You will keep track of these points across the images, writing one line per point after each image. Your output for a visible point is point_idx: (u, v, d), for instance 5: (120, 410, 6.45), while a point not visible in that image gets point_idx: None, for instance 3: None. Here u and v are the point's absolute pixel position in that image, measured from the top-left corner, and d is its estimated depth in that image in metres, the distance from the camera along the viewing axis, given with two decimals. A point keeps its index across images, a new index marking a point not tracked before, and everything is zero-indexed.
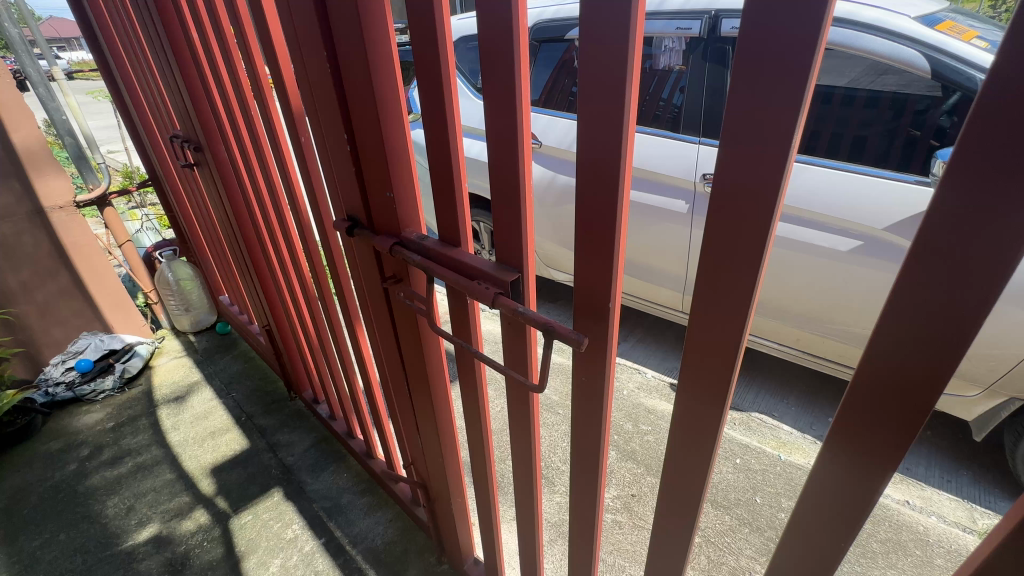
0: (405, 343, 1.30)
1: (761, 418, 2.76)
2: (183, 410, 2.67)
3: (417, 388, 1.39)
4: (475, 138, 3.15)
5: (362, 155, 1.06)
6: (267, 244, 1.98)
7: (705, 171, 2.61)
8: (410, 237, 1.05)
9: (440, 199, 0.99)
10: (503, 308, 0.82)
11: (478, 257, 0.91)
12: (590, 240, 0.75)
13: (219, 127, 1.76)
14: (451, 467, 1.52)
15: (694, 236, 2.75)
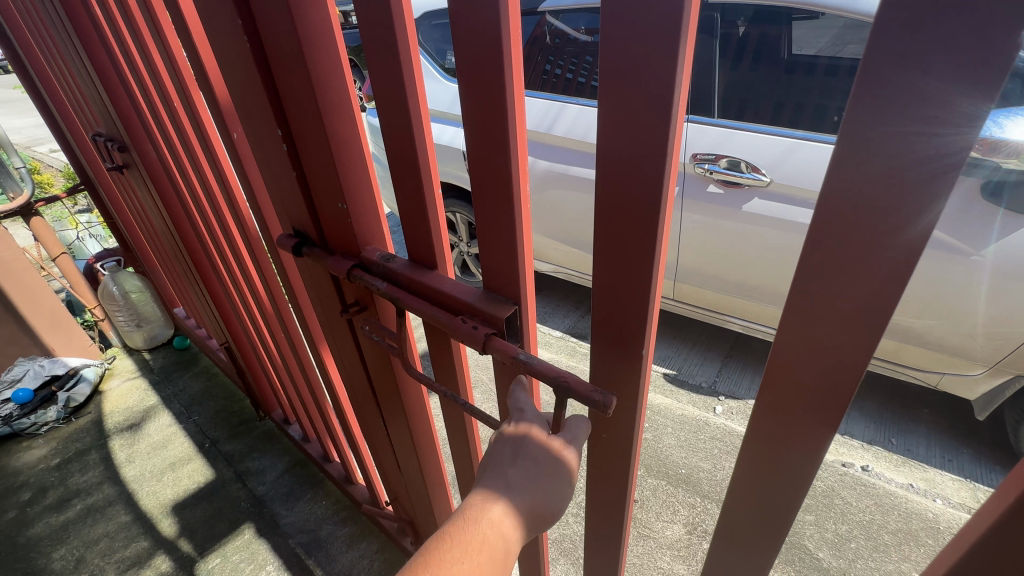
0: (377, 376, 1.11)
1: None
2: (139, 439, 2.41)
3: (395, 423, 1.21)
4: (446, 122, 2.92)
5: (307, 162, 0.85)
6: (213, 254, 1.73)
7: (694, 151, 2.44)
8: (372, 258, 0.85)
9: (408, 214, 0.79)
10: (497, 355, 0.65)
11: (461, 286, 0.74)
12: (610, 272, 0.58)
13: (142, 122, 1.49)
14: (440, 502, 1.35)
15: (684, 221, 2.60)
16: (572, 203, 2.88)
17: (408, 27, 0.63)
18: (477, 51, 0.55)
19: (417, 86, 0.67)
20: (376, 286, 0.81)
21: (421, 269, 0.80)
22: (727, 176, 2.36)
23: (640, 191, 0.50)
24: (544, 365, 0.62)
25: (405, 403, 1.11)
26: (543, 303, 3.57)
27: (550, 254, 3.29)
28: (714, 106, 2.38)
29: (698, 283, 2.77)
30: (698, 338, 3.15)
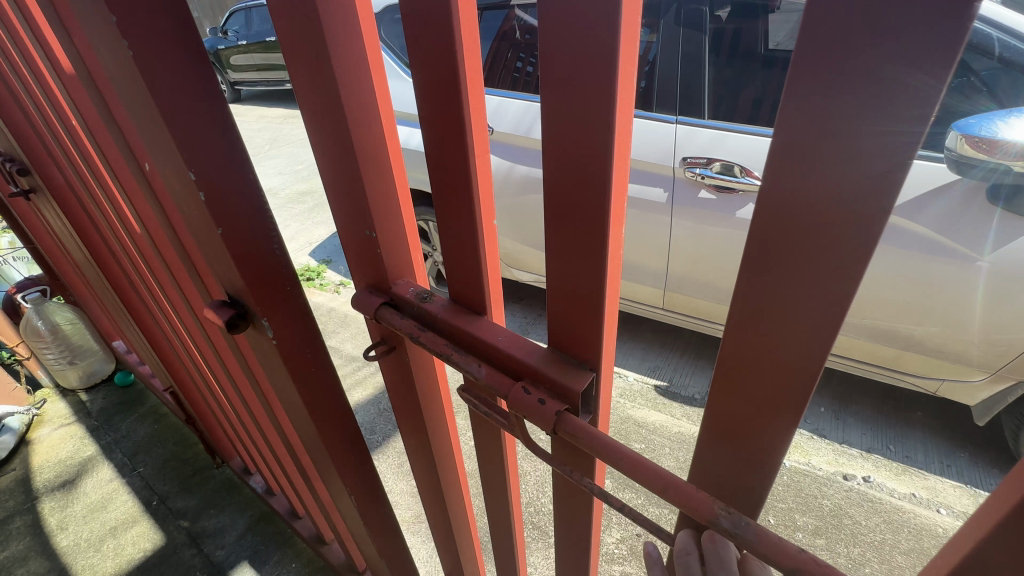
0: (405, 401, 1.14)
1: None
2: (73, 500, 2.09)
3: (418, 450, 1.24)
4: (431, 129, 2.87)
5: (336, 193, 0.84)
6: (145, 296, 1.48)
7: (685, 154, 2.28)
8: (404, 293, 0.86)
9: (458, 257, 0.78)
10: (569, 436, 0.66)
11: (519, 343, 0.74)
12: (754, 347, 0.55)
13: (42, 142, 1.23)
14: (464, 529, 1.36)
15: (675, 228, 2.44)
16: None
17: (467, 51, 0.58)
18: (567, 80, 0.50)
19: (477, 118, 0.64)
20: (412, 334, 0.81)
21: (462, 312, 0.81)
22: (719, 180, 2.22)
23: (803, 257, 0.46)
24: (618, 445, 0.64)
25: (428, 430, 1.13)
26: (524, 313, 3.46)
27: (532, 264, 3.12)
28: (703, 105, 2.24)
29: (689, 292, 2.62)
30: (687, 344, 3.07)
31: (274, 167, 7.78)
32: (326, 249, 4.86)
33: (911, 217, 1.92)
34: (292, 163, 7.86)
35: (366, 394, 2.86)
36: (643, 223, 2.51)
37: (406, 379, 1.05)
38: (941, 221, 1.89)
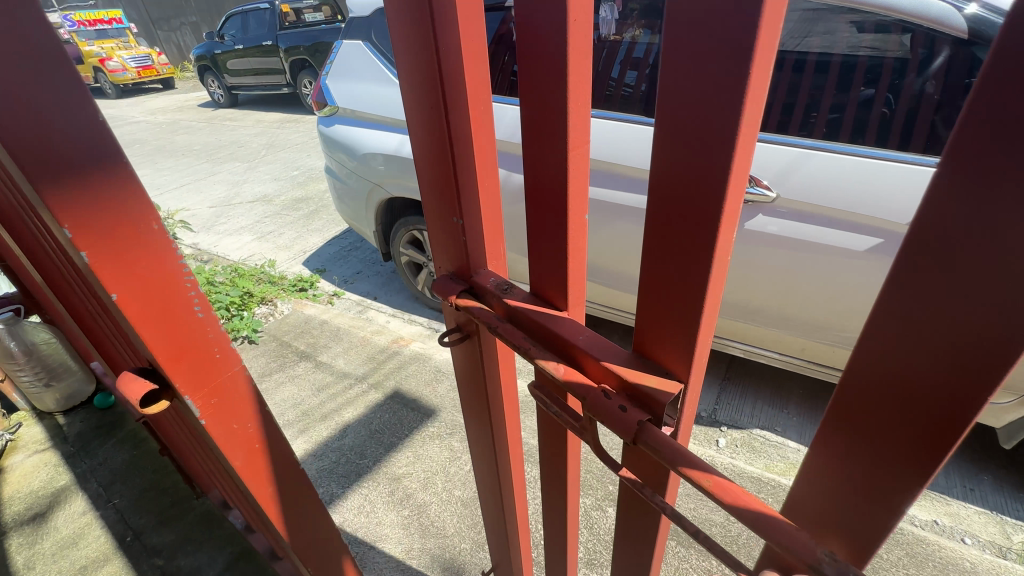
0: (474, 389, 1.22)
1: (767, 435, 2.53)
2: (43, 535, 1.97)
3: (482, 439, 1.33)
4: None
5: (437, 189, 0.91)
6: (104, 332, 1.40)
7: None
8: (487, 285, 0.94)
9: (545, 254, 0.83)
10: (650, 447, 0.67)
11: (606, 348, 0.78)
12: (895, 372, 0.51)
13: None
14: (517, 519, 1.45)
15: None
16: None
17: (576, 56, 0.63)
18: (688, 77, 0.52)
19: (578, 118, 0.68)
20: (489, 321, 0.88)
21: (541, 305, 0.88)
22: None
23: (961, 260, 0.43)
24: (698, 461, 0.64)
25: (493, 417, 1.21)
26: None
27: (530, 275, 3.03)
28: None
29: None
30: None
31: (268, 174, 7.66)
32: (320, 258, 4.74)
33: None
34: (286, 169, 7.73)
35: (356, 415, 2.71)
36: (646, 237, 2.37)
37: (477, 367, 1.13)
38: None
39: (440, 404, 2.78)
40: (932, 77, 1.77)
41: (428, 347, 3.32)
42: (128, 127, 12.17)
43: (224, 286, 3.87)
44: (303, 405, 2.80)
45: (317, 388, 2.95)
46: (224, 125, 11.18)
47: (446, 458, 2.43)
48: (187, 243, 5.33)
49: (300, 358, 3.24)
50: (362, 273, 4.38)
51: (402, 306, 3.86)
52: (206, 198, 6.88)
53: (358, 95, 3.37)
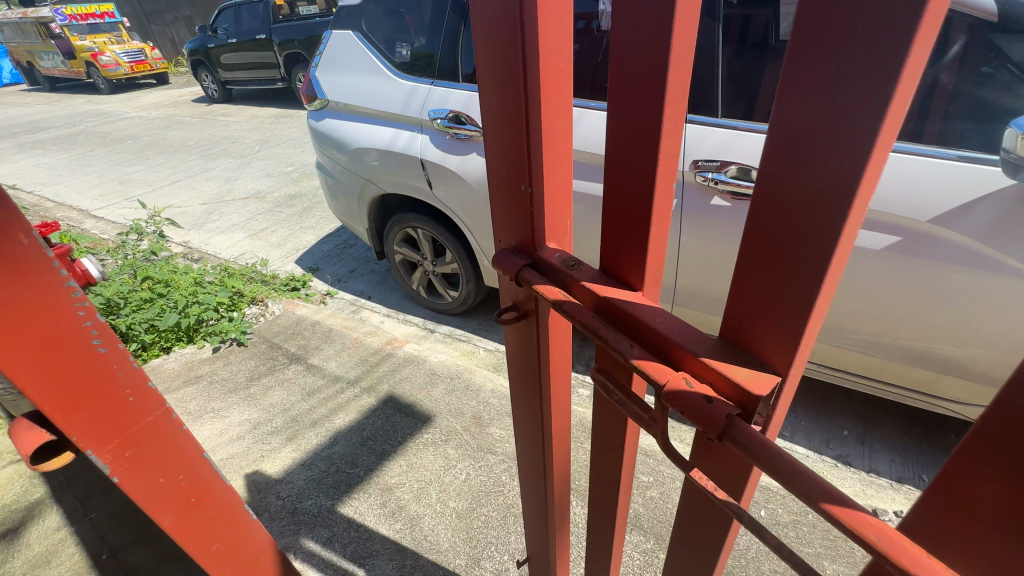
0: (525, 375, 1.15)
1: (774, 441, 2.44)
2: (13, 554, 1.86)
3: (529, 429, 1.26)
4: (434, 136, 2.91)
5: (509, 154, 0.87)
6: None
7: (695, 157, 2.07)
8: (551, 259, 0.90)
9: (621, 227, 0.79)
10: (738, 445, 0.62)
11: (689, 334, 0.72)
12: None
13: None
14: (559, 514, 1.39)
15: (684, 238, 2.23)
16: None
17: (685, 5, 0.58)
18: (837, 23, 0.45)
19: (678, 77, 0.63)
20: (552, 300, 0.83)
21: (612, 284, 0.83)
22: (736, 186, 2.00)
23: None
24: (795, 461, 0.59)
25: (542, 405, 1.14)
26: None
27: None
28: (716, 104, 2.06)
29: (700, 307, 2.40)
30: None
31: (261, 170, 7.52)
32: (313, 257, 4.62)
33: (950, 225, 1.70)
34: (279, 165, 7.58)
35: (348, 421, 2.60)
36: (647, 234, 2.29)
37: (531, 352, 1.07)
38: (988, 230, 1.65)
39: (435, 409, 2.68)
40: (946, 66, 1.67)
41: (423, 349, 3.22)
42: (120, 122, 11.98)
43: (212, 286, 3.74)
44: (291, 409, 2.67)
45: (307, 392, 2.83)
46: (217, 121, 10.99)
47: (441, 467, 2.33)
48: (176, 241, 5.19)
49: (290, 361, 3.11)
50: (357, 272, 4.27)
51: (397, 306, 3.75)
52: (197, 195, 6.73)
53: (349, 88, 3.25)
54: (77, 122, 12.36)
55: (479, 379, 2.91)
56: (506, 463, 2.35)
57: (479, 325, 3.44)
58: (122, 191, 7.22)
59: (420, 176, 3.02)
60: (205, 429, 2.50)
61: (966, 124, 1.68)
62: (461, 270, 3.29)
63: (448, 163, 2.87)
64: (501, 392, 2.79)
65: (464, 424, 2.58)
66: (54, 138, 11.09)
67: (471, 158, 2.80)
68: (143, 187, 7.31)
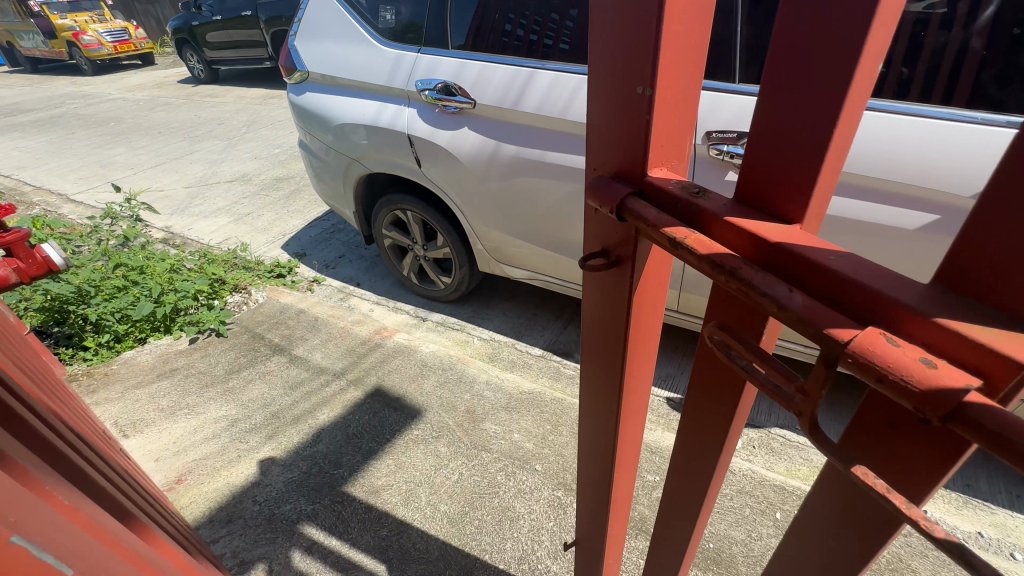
0: (602, 342, 0.97)
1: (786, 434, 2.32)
2: None
3: (597, 405, 1.08)
4: (421, 110, 2.69)
5: (621, 52, 0.68)
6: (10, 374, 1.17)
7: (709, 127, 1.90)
8: (665, 186, 0.71)
9: (785, 138, 0.59)
10: (973, 433, 0.42)
11: (886, 277, 0.52)
12: None
13: None
14: (617, 501, 1.23)
15: None
16: (541, 195, 2.49)
17: None
18: None
19: None
20: (671, 235, 0.65)
21: (757, 217, 0.64)
22: None
23: None
24: None
25: (618, 378, 0.97)
26: (517, 316, 3.18)
27: (523, 258, 2.83)
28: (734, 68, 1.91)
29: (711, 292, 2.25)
30: None
31: (247, 152, 7.23)
32: (300, 242, 4.41)
33: None
34: (266, 148, 7.30)
35: (332, 417, 2.43)
36: None
37: (615, 312, 0.89)
38: None
39: (426, 403, 2.51)
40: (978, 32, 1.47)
41: (414, 339, 3.04)
42: (102, 104, 11.57)
43: (190, 273, 3.53)
44: (271, 405, 2.50)
45: (290, 386, 2.65)
46: (202, 102, 10.62)
47: (431, 466, 2.18)
48: (155, 226, 4.96)
49: (273, 352, 2.93)
50: (346, 257, 4.08)
51: (387, 292, 3.57)
52: (180, 178, 6.45)
53: (331, 59, 3.01)
54: (58, 104, 11.93)
55: (472, 370, 2.74)
56: (501, 461, 2.20)
57: (473, 313, 3.26)
58: (102, 175, 6.93)
59: (409, 154, 2.80)
60: (178, 427, 2.32)
61: (1005, 93, 1.49)
62: (454, 255, 3.10)
63: (438, 139, 2.65)
64: (496, 385, 2.63)
65: (457, 419, 2.42)
66: (34, 120, 10.70)
67: (462, 134, 2.58)
68: (124, 171, 7.02)
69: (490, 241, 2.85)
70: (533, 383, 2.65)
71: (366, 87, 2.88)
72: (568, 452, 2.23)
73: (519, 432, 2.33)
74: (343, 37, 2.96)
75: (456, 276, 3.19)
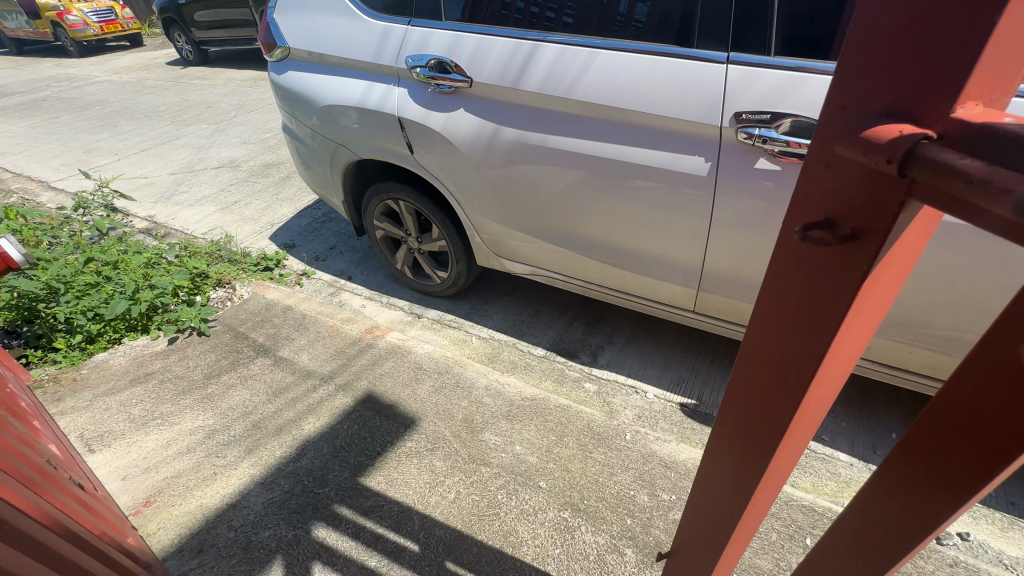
0: (784, 337, 0.75)
1: (810, 446, 2.16)
2: None
3: (751, 410, 0.87)
4: (413, 89, 2.44)
5: None
6: None
7: (738, 109, 1.71)
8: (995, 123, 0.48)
9: None
10: None
11: None
12: None
13: None
14: (744, 525, 1.00)
15: (717, 210, 1.88)
16: (540, 184, 2.27)
17: None
18: None
19: None
20: (1021, 195, 0.44)
21: None
22: (793, 145, 1.64)
23: None
24: None
25: (796, 390, 0.76)
26: (520, 313, 2.98)
27: (524, 253, 2.61)
28: (766, 40, 1.69)
29: (732, 293, 2.05)
30: (717, 352, 2.61)
31: (235, 137, 6.93)
32: (289, 232, 4.18)
33: None
34: (256, 132, 7.00)
35: (317, 428, 2.23)
36: (679, 208, 1.97)
37: (823, 303, 0.67)
38: None
39: (421, 411, 2.32)
40: None
41: (408, 339, 2.83)
42: (87, 87, 11.15)
43: (169, 267, 3.31)
44: (252, 413, 2.30)
45: (273, 392, 2.44)
46: (191, 85, 10.23)
47: (426, 484, 1.99)
48: (136, 216, 4.71)
49: (257, 354, 2.73)
50: (337, 249, 3.85)
51: (380, 287, 3.35)
52: (166, 165, 6.17)
53: (315, 33, 2.75)
54: (43, 87, 11.55)
55: (470, 374, 2.54)
56: (502, 478, 2.01)
57: (472, 309, 3.05)
58: (85, 161, 6.65)
59: (400, 139, 2.56)
60: (149, 440, 2.13)
61: None
62: (451, 249, 2.89)
63: (431, 122, 2.41)
64: (496, 390, 2.43)
65: (454, 429, 2.23)
66: (18, 104, 10.34)
67: (457, 116, 2.34)
68: (108, 157, 6.74)
69: (489, 234, 2.63)
70: (536, 388, 2.45)
71: (353, 64, 2.62)
72: (575, 466, 2.05)
73: (521, 444, 2.14)
74: (326, 11, 2.71)
75: (453, 271, 2.98)
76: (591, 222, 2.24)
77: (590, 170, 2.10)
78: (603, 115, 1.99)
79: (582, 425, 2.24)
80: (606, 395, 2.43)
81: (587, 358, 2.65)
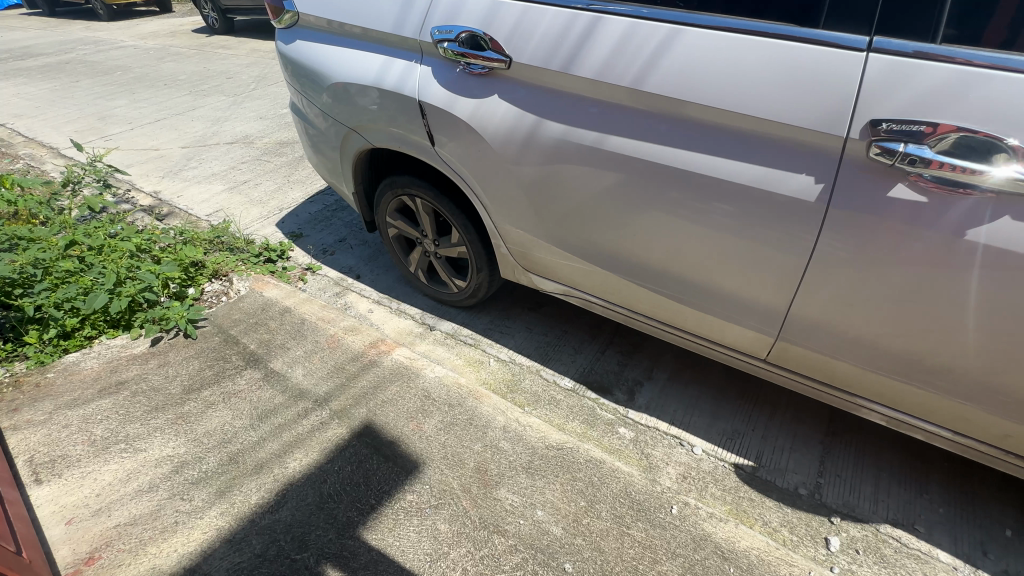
0: None
1: (900, 538, 1.74)
2: None
3: None
4: (438, 67, 2.04)
5: None
6: None
7: (872, 118, 1.29)
8: None
9: None
10: None
11: None
12: None
13: None
14: None
15: (821, 245, 1.46)
16: (585, 191, 1.85)
17: None
18: None
19: None
20: None
21: None
22: (943, 169, 1.23)
23: None
24: None
25: None
26: (547, 335, 2.59)
27: (557, 270, 2.20)
28: (923, 27, 1.26)
29: (822, 347, 1.62)
30: (782, 402, 2.19)
31: (252, 111, 6.57)
32: (297, 219, 3.82)
33: None
34: (274, 107, 6.65)
35: (303, 468, 1.88)
36: (768, 237, 1.53)
37: None
38: None
39: (426, 453, 1.96)
40: None
41: (417, 358, 2.46)
42: (111, 51, 10.93)
43: (159, 256, 2.99)
44: (230, 443, 1.97)
45: (258, 415, 2.10)
46: (214, 54, 9.91)
47: (425, 555, 1.64)
48: (140, 192, 4.41)
49: (245, 364, 2.39)
50: (346, 242, 3.48)
51: (390, 290, 2.99)
52: (178, 137, 5.87)
53: None
54: (71, 49, 11.39)
55: (486, 409, 2.16)
56: (518, 555, 1.65)
57: (491, 325, 2.67)
58: (98, 129, 6.39)
59: (420, 127, 2.16)
60: (107, 473, 1.82)
61: None
62: (472, 257, 2.50)
63: (458, 108, 2.00)
64: (515, 433, 2.05)
65: (464, 482, 1.86)
66: (43, 66, 10.18)
67: (489, 103, 1.93)
68: (121, 124, 6.48)
69: (516, 244, 2.23)
70: (562, 432, 2.07)
71: (369, 33, 2.22)
72: (608, 547, 1.67)
73: (543, 509, 1.78)
74: None
75: (472, 282, 2.58)
76: (645, 242, 1.81)
77: (650, 180, 1.67)
78: (679, 113, 1.56)
79: (617, 488, 1.86)
80: (646, 447, 2.03)
81: (623, 397, 2.24)
